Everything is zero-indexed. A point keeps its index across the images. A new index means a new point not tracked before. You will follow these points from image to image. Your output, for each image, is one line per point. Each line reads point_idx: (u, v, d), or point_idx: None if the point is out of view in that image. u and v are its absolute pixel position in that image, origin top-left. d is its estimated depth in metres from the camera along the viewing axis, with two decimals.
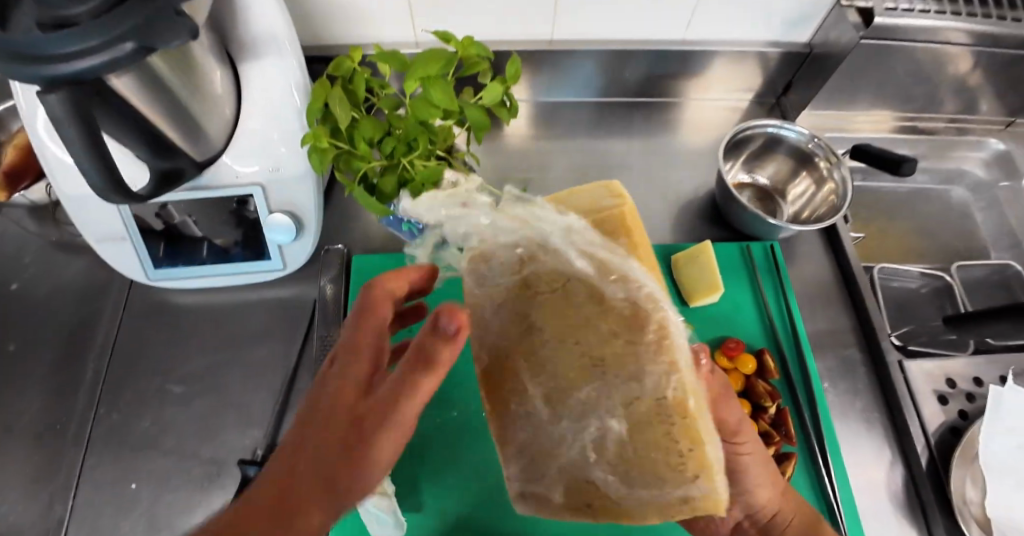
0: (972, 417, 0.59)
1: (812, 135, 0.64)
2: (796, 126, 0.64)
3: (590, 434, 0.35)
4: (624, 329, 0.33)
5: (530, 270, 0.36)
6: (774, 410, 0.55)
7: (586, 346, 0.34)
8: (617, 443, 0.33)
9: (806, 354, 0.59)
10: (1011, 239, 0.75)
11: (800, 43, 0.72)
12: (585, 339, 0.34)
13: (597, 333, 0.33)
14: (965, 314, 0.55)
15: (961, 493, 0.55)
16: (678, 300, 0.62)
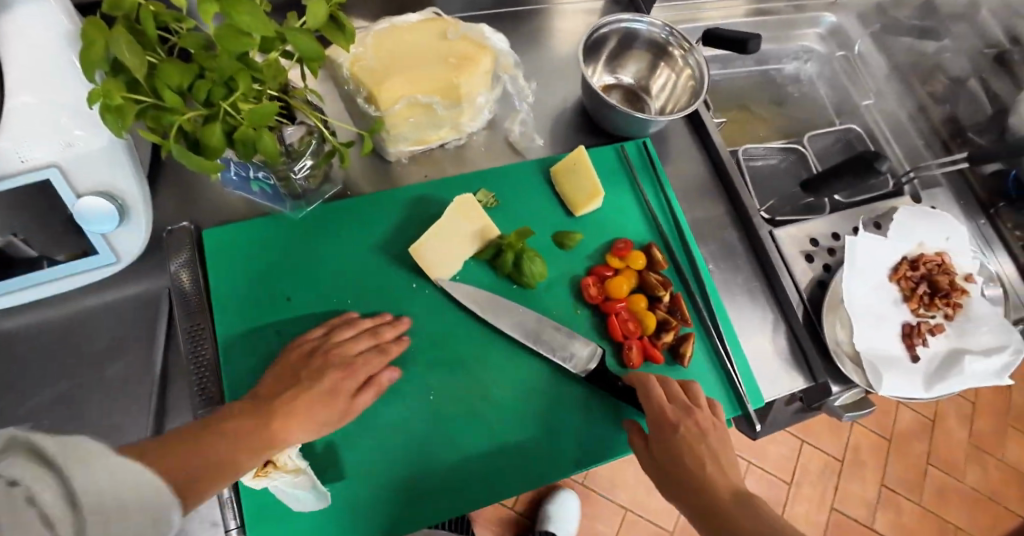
0: (834, 269, 0.65)
1: (663, 24, 0.63)
2: (647, 17, 0.63)
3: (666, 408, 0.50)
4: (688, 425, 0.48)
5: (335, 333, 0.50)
6: (666, 299, 0.57)
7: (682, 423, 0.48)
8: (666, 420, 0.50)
9: (689, 241, 0.61)
10: (849, 106, 0.82)
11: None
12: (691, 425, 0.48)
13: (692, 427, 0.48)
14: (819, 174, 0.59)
15: (834, 335, 0.61)
16: (563, 214, 0.61)
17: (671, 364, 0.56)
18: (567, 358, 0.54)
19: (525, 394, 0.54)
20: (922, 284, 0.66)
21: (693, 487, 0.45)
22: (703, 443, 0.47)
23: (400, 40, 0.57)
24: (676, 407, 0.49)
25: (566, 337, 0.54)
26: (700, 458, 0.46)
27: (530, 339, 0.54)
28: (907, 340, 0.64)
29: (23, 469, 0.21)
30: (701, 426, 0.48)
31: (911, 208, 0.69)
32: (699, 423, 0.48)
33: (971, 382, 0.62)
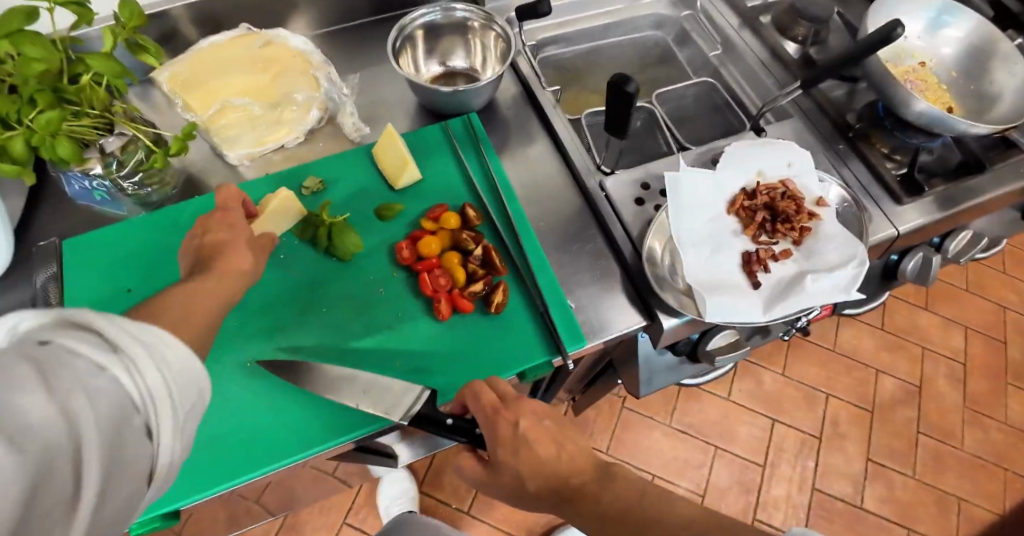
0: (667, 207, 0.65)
1: (448, 5, 0.68)
2: (431, 6, 0.68)
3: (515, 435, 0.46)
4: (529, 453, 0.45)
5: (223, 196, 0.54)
6: (476, 252, 0.59)
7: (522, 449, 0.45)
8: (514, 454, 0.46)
9: (505, 200, 0.64)
10: (702, 60, 0.84)
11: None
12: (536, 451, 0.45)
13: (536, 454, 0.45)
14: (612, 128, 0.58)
15: (663, 272, 0.61)
16: (386, 189, 0.65)
17: (481, 313, 0.58)
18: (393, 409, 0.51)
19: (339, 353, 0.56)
20: (761, 211, 0.64)
21: (548, 479, 0.46)
22: (542, 428, 0.47)
23: (222, 55, 0.64)
24: (505, 405, 0.47)
25: (393, 382, 0.52)
26: (553, 467, 0.46)
27: (354, 399, 0.52)
28: (747, 267, 0.61)
29: (80, 340, 0.25)
30: (538, 411, 0.47)
31: (746, 141, 0.68)
32: (531, 412, 0.47)
33: (820, 300, 0.58)
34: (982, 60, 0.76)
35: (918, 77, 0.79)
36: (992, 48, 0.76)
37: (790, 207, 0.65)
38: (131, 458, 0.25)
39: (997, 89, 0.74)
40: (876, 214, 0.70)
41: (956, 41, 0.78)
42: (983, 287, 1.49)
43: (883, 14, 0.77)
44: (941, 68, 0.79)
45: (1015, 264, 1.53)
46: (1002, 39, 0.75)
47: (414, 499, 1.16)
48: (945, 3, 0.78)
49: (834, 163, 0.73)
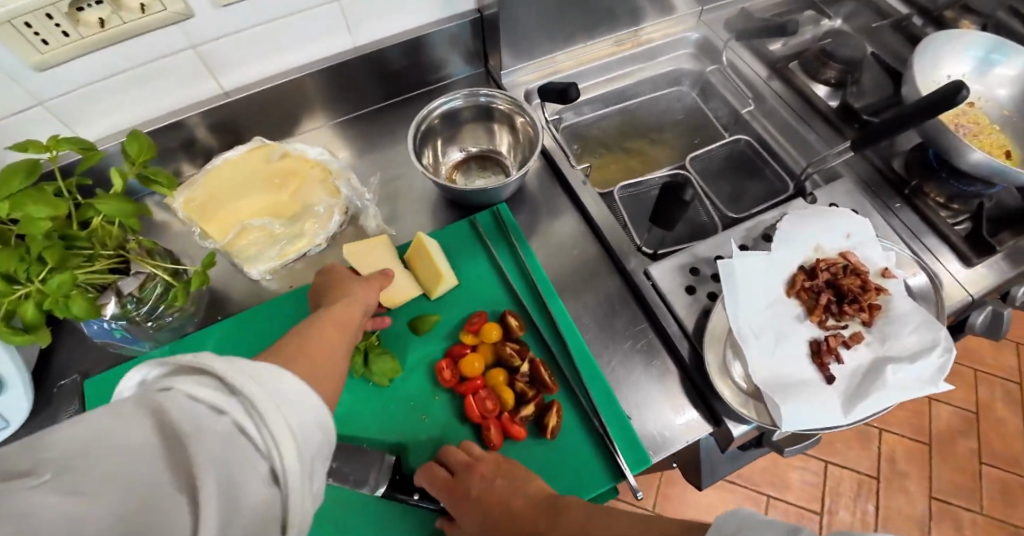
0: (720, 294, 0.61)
1: (469, 92, 0.63)
2: (450, 93, 0.62)
3: (473, 490, 0.46)
4: (480, 501, 0.45)
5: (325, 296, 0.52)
6: (524, 368, 0.54)
7: (480, 496, 0.45)
8: (480, 514, 0.44)
9: (547, 301, 0.59)
10: (732, 114, 0.80)
11: (469, 12, 0.75)
12: (490, 495, 0.45)
13: (489, 497, 0.45)
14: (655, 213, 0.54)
15: (727, 370, 0.55)
16: (419, 298, 0.61)
17: (536, 438, 0.53)
18: (362, 483, 0.49)
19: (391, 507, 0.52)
20: (824, 291, 0.59)
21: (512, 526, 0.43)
22: (497, 488, 0.46)
23: (231, 173, 0.60)
24: (458, 475, 0.47)
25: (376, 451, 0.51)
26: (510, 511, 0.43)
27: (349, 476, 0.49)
28: (817, 358, 0.57)
29: (200, 388, 0.28)
30: (489, 472, 0.47)
31: (797, 212, 0.63)
32: (482, 474, 0.47)
33: (908, 390, 0.53)
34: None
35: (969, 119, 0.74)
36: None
37: (855, 284, 0.60)
38: (254, 507, 0.26)
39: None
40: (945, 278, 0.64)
41: (1009, 78, 0.74)
42: None
43: (929, 55, 0.73)
44: (993, 108, 0.75)
45: None
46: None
47: None
48: (995, 38, 0.73)
49: (892, 223, 0.68)
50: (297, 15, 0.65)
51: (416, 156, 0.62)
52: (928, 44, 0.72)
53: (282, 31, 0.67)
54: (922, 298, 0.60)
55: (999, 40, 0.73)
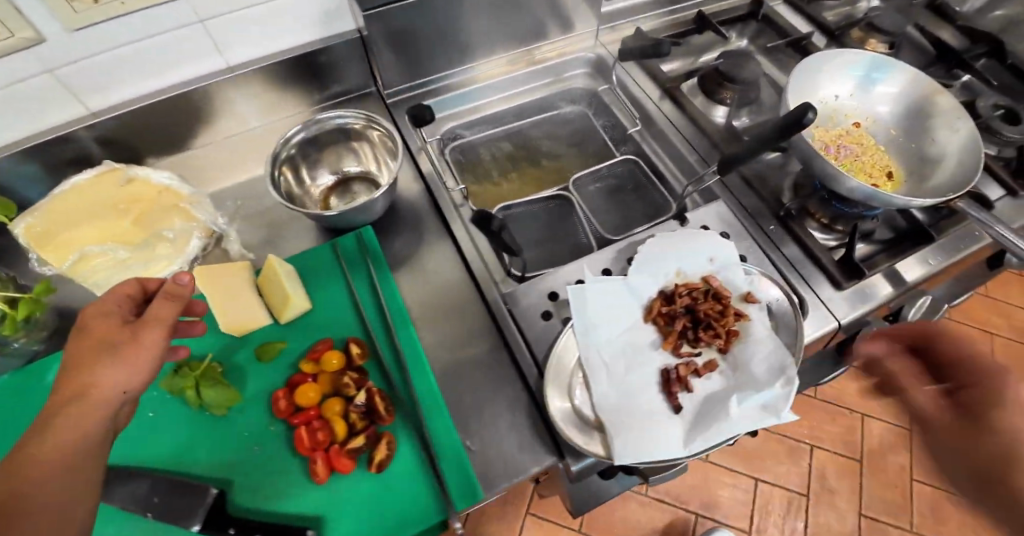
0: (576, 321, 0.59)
1: (317, 118, 0.62)
2: (299, 124, 0.61)
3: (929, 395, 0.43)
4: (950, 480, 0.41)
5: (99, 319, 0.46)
6: (360, 398, 0.53)
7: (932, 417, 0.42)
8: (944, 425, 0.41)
9: (397, 329, 0.58)
10: (623, 134, 0.79)
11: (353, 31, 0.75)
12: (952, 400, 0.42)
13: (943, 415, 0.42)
14: None
15: (568, 399, 0.54)
16: (269, 325, 0.59)
17: (365, 471, 0.51)
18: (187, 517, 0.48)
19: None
20: (680, 318, 0.58)
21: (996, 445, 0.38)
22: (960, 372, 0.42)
23: (89, 197, 0.60)
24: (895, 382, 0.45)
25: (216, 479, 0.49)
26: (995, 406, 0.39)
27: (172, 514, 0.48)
28: (666, 387, 0.55)
29: None
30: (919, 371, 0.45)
31: (662, 236, 0.62)
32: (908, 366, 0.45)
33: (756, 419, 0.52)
34: (921, 118, 0.72)
35: (857, 139, 0.74)
36: (931, 106, 0.71)
37: (714, 310, 0.59)
38: None
39: (940, 150, 0.69)
40: (814, 301, 0.63)
41: (892, 98, 0.74)
42: (966, 313, 1.45)
43: (810, 76, 0.73)
44: (879, 128, 0.75)
45: (997, 285, 1.49)
46: (942, 95, 0.70)
47: None
48: (876, 59, 0.74)
49: (768, 244, 0.67)
50: (161, 36, 0.64)
51: (275, 180, 0.61)
52: (810, 65, 0.72)
53: (152, 53, 0.66)
54: (783, 324, 0.59)
55: (879, 60, 0.74)
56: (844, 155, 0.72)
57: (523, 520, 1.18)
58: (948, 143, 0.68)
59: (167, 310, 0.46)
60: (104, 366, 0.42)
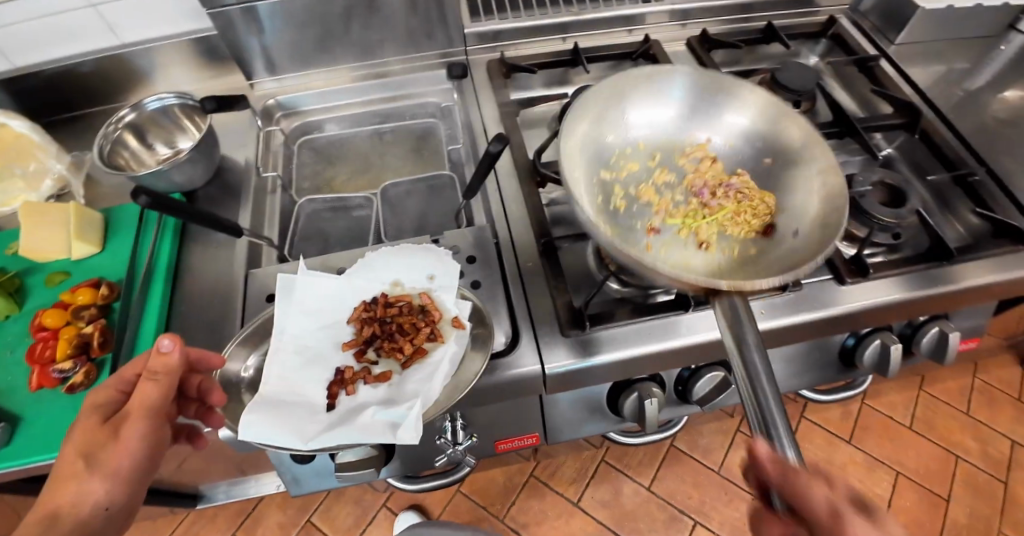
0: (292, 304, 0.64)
1: (136, 103, 0.73)
2: (119, 110, 0.73)
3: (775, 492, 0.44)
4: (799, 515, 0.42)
5: (141, 387, 0.49)
6: (86, 331, 0.63)
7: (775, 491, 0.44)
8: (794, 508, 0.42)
9: (150, 282, 0.67)
10: (455, 151, 0.83)
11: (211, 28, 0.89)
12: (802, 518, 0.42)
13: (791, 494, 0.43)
14: (181, 210, 0.56)
15: (240, 366, 0.58)
16: (66, 258, 0.71)
17: (66, 391, 0.61)
18: None
19: None
20: (376, 323, 0.61)
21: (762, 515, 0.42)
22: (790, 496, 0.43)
23: None
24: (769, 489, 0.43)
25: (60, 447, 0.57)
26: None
27: None
28: (330, 387, 0.58)
29: None
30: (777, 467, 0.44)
31: (389, 248, 0.65)
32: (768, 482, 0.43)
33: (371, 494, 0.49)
34: (780, 153, 0.65)
35: (669, 185, 0.68)
36: (782, 137, 0.65)
37: (411, 322, 0.61)
38: None
39: (796, 201, 0.61)
40: (530, 342, 0.61)
41: (746, 120, 0.68)
42: (932, 427, 1.24)
43: (617, 98, 0.68)
44: (704, 158, 0.68)
45: (983, 406, 1.27)
46: (793, 125, 0.64)
47: (283, 528, 1.17)
48: (693, 81, 0.69)
49: (516, 277, 0.66)
50: (63, 13, 0.81)
51: (103, 149, 0.71)
52: (619, 87, 0.67)
53: (63, 28, 0.83)
54: (475, 351, 0.58)
55: (702, 83, 0.69)
56: (703, 195, 0.65)
57: (374, 509, 1.20)
58: (807, 196, 0.60)
59: (149, 392, 0.49)
60: (83, 478, 0.46)
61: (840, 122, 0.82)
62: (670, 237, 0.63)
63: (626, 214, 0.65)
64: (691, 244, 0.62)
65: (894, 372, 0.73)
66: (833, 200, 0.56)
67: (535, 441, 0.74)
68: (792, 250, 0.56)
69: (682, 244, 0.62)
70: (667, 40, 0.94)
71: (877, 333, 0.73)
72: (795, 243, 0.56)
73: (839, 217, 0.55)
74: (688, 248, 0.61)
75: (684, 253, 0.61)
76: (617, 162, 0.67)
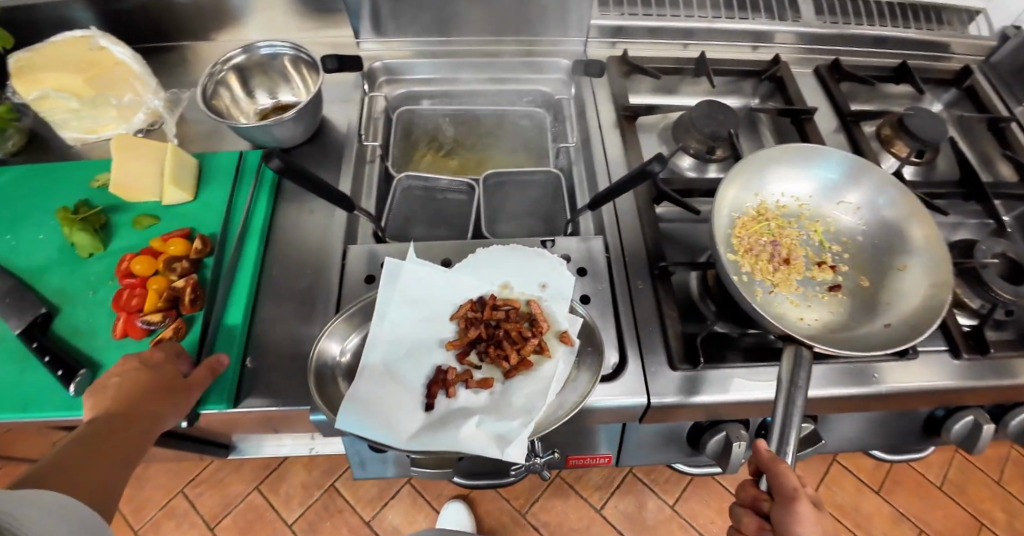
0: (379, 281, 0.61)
1: (246, 46, 0.69)
2: (230, 50, 0.68)
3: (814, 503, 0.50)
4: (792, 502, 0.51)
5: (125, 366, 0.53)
6: (177, 285, 0.60)
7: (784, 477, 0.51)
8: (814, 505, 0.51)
9: (243, 242, 0.65)
10: (561, 149, 0.79)
11: None
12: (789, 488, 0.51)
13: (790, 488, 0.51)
14: (315, 182, 0.53)
15: (336, 349, 0.56)
16: (156, 202, 0.68)
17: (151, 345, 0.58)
18: (23, 330, 0.57)
19: (24, 357, 0.58)
20: (481, 327, 0.58)
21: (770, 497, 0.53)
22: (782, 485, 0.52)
23: (56, 54, 0.70)
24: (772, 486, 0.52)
25: None
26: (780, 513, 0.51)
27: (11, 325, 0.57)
28: (430, 385, 0.56)
29: None
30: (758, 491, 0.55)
31: (500, 247, 0.62)
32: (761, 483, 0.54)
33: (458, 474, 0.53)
34: (893, 241, 0.63)
35: (788, 231, 0.66)
36: (906, 231, 0.62)
37: (516, 329, 0.58)
38: None
39: (901, 283, 0.60)
40: (637, 370, 0.58)
41: (884, 202, 0.65)
42: (963, 493, 1.23)
43: (775, 157, 0.67)
44: (841, 238, 0.66)
45: (1016, 478, 1.26)
46: (918, 220, 0.61)
47: (308, 486, 1.18)
48: (850, 161, 0.66)
49: (626, 297, 0.63)
50: None
51: (207, 90, 0.68)
52: (774, 152, 0.66)
53: None
54: (583, 372, 0.55)
55: (856, 162, 0.66)
56: (811, 241, 0.67)
57: (398, 485, 1.20)
58: (914, 291, 0.58)
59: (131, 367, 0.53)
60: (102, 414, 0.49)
61: (967, 183, 0.78)
62: (800, 295, 0.63)
63: (772, 267, 0.64)
64: (802, 298, 0.63)
65: (980, 450, 0.70)
66: (940, 290, 0.55)
67: (607, 462, 0.72)
68: (884, 334, 0.56)
69: (809, 303, 0.62)
70: (792, 63, 0.89)
71: (969, 408, 0.71)
72: (897, 320, 0.57)
73: (929, 324, 0.54)
74: (829, 303, 0.62)
75: (799, 308, 0.62)
76: (757, 212, 0.67)
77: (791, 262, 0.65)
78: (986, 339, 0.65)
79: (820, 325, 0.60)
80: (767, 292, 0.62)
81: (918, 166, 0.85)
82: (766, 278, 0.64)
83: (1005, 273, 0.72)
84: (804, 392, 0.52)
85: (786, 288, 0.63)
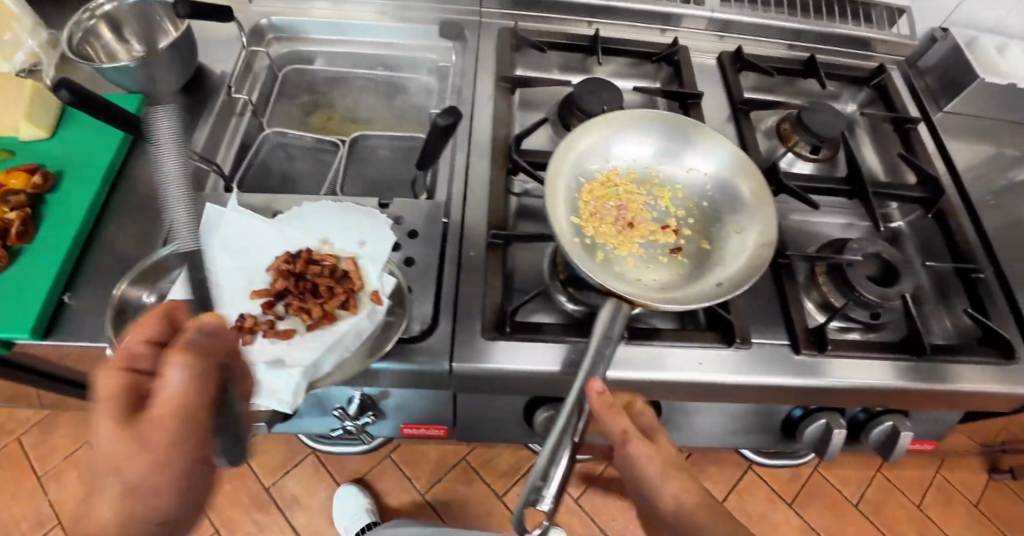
0: None
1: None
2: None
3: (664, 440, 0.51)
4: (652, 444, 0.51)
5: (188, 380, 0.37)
6: (8, 216, 0.60)
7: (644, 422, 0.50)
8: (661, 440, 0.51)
9: (89, 182, 0.65)
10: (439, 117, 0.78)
11: None
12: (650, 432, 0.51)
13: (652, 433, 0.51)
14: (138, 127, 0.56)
15: (139, 292, 0.56)
16: (14, 137, 0.68)
17: None
18: None
19: None
20: (290, 279, 0.57)
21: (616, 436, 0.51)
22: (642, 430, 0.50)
23: None
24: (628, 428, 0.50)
25: None
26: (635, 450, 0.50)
27: None
28: (226, 333, 0.55)
29: None
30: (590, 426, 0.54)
31: (328, 203, 0.61)
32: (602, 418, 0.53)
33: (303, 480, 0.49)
34: (727, 201, 0.62)
35: (635, 195, 0.64)
36: (735, 189, 0.62)
37: (325, 284, 0.57)
38: None
39: (734, 243, 0.59)
40: (445, 335, 0.57)
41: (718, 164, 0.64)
42: (880, 513, 1.19)
43: (615, 122, 0.65)
44: (683, 202, 0.64)
45: (938, 503, 1.21)
46: (747, 179, 0.61)
47: None
48: (684, 126, 0.65)
49: (454, 263, 0.62)
50: None
51: (74, 37, 0.68)
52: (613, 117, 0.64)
53: None
54: (381, 337, 0.55)
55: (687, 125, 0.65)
56: (656, 205, 0.64)
57: (303, 454, 1.20)
58: (743, 248, 0.57)
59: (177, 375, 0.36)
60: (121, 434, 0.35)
61: (853, 181, 0.74)
62: (641, 257, 0.60)
63: (616, 229, 0.61)
64: (642, 260, 0.60)
65: (831, 457, 0.68)
66: (764, 248, 0.55)
67: (443, 434, 0.71)
68: (713, 292, 0.54)
69: (649, 266, 0.60)
70: (699, 50, 0.86)
71: (826, 412, 0.68)
72: (726, 276, 0.55)
73: (753, 279, 0.53)
74: (669, 263, 0.60)
75: (638, 270, 0.59)
76: (601, 177, 0.64)
77: (636, 224, 0.63)
78: (825, 333, 0.61)
79: (656, 284, 0.57)
80: (609, 254, 0.60)
81: (816, 163, 0.82)
82: (608, 241, 0.61)
83: (877, 275, 0.69)
84: (614, 345, 0.51)
85: (626, 250, 0.60)
